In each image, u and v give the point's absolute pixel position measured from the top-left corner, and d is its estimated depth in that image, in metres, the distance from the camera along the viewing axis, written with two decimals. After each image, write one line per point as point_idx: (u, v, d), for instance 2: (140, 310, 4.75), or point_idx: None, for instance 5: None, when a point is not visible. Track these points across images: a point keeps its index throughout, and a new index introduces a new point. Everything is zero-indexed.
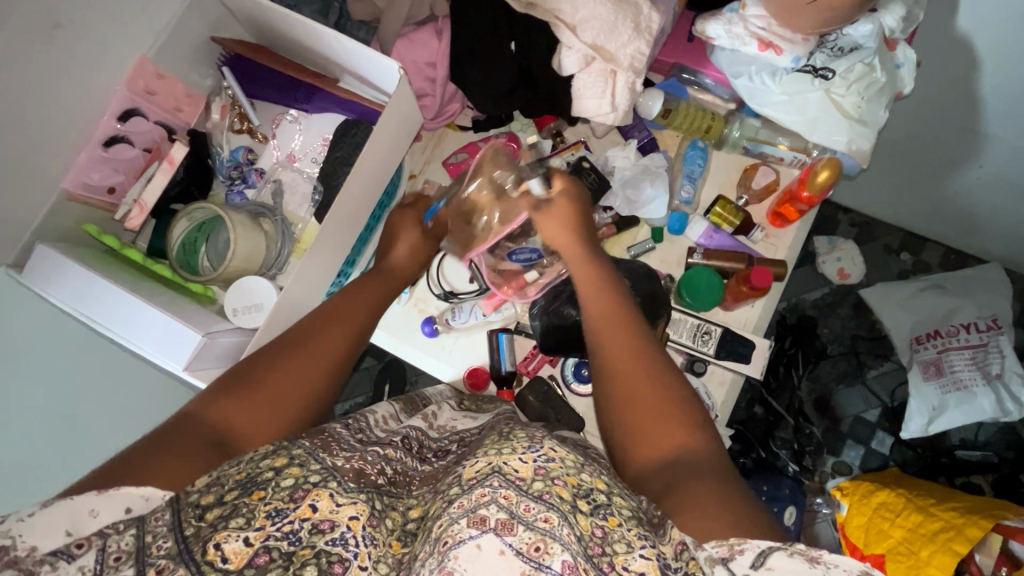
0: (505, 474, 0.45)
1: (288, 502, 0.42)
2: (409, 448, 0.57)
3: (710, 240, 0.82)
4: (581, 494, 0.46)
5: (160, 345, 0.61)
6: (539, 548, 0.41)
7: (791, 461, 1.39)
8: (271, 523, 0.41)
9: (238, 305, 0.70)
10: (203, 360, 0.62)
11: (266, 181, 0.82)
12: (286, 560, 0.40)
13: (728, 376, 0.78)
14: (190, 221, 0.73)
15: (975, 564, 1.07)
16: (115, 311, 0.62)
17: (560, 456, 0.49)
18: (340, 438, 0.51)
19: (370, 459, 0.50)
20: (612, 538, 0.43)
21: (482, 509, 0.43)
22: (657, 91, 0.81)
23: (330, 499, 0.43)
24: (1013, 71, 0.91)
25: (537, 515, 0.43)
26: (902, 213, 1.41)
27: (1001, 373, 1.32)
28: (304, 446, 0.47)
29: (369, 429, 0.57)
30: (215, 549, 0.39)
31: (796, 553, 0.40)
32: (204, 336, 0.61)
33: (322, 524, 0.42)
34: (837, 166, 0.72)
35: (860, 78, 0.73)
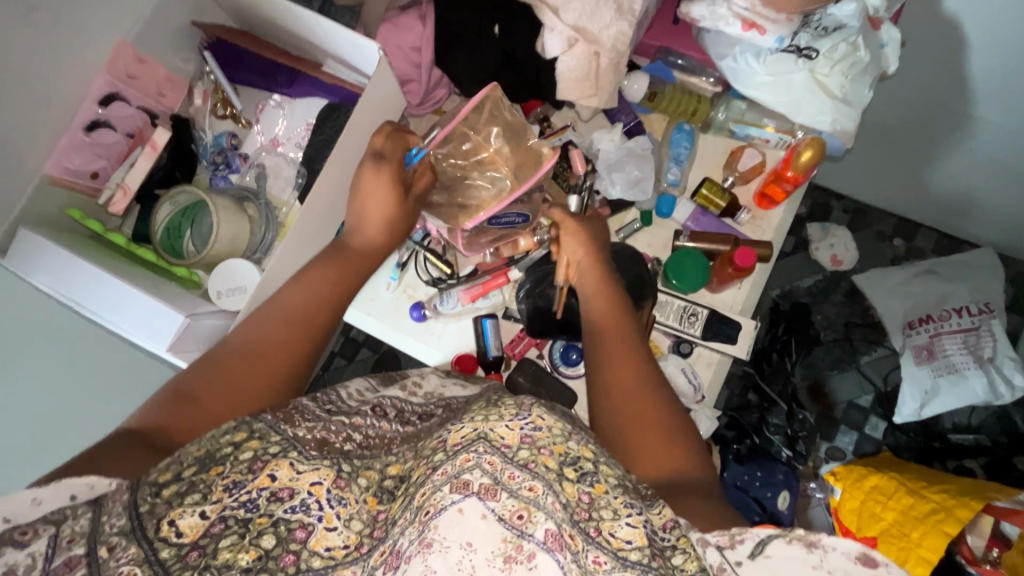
0: (490, 440, 0.46)
1: (246, 473, 0.45)
2: (379, 413, 0.61)
3: (697, 222, 0.82)
4: (568, 461, 0.46)
5: (144, 328, 0.62)
6: (522, 516, 0.43)
7: (784, 447, 1.40)
8: (228, 495, 0.44)
9: (222, 288, 0.71)
10: (187, 342, 0.63)
11: (250, 165, 0.83)
12: (243, 527, 0.44)
13: (715, 358, 0.78)
14: (174, 206, 0.74)
15: (967, 546, 1.10)
16: (99, 293, 0.62)
17: (547, 423, 0.48)
18: (306, 410, 0.53)
19: (334, 429, 0.53)
20: (598, 504, 0.44)
21: (466, 473, 0.44)
22: (642, 74, 0.83)
23: (290, 467, 0.47)
24: (1000, 49, 0.91)
25: (522, 484, 0.44)
26: (894, 198, 1.41)
27: (993, 356, 1.31)
28: (264, 420, 0.49)
29: (341, 400, 0.61)
30: (170, 525, 0.42)
31: (794, 540, 0.41)
32: (186, 317, 0.61)
33: (280, 492, 0.46)
34: (820, 146, 0.74)
35: (844, 57, 0.72)
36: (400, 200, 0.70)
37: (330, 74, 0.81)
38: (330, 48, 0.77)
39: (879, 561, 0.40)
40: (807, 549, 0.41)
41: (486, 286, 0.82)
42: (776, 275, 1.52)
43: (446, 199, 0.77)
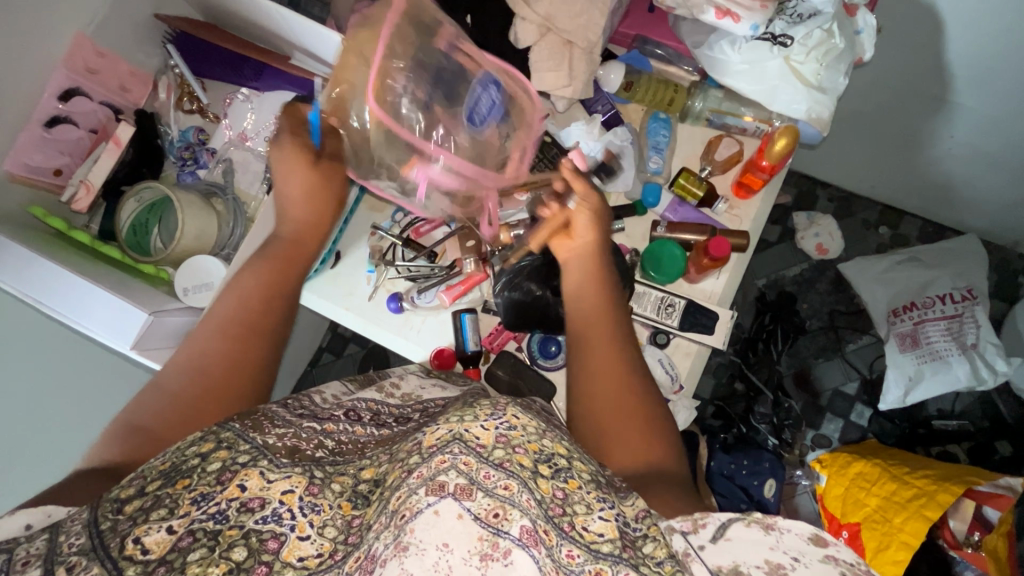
0: (466, 441, 0.46)
1: (214, 486, 0.46)
2: (353, 417, 0.63)
3: (675, 213, 0.83)
4: (543, 458, 0.48)
5: (103, 321, 0.61)
6: (497, 514, 0.42)
7: (770, 435, 1.41)
8: (196, 508, 0.45)
9: (188, 284, 0.70)
10: (151, 340, 0.62)
11: (217, 161, 0.82)
12: (213, 540, 0.44)
13: (693, 348, 0.78)
14: (138, 203, 0.74)
15: (949, 530, 1.17)
16: (64, 292, 0.61)
17: (521, 422, 0.50)
18: (275, 416, 0.56)
19: (304, 436, 0.55)
20: (572, 499, 0.46)
21: (441, 475, 0.44)
22: (618, 62, 0.81)
23: (260, 477, 0.48)
24: (977, 36, 0.91)
25: (497, 483, 0.44)
26: (877, 184, 1.42)
27: (976, 342, 1.32)
28: (232, 429, 0.51)
29: (315, 405, 0.64)
30: (135, 542, 0.42)
31: (752, 522, 0.45)
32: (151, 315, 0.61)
33: (251, 502, 0.46)
34: (792, 135, 0.73)
35: (819, 45, 0.72)
36: (311, 164, 0.72)
37: (299, 68, 0.81)
38: (294, 39, 0.76)
39: (830, 541, 0.44)
40: (765, 531, 0.45)
41: (466, 283, 0.82)
42: (761, 265, 1.53)
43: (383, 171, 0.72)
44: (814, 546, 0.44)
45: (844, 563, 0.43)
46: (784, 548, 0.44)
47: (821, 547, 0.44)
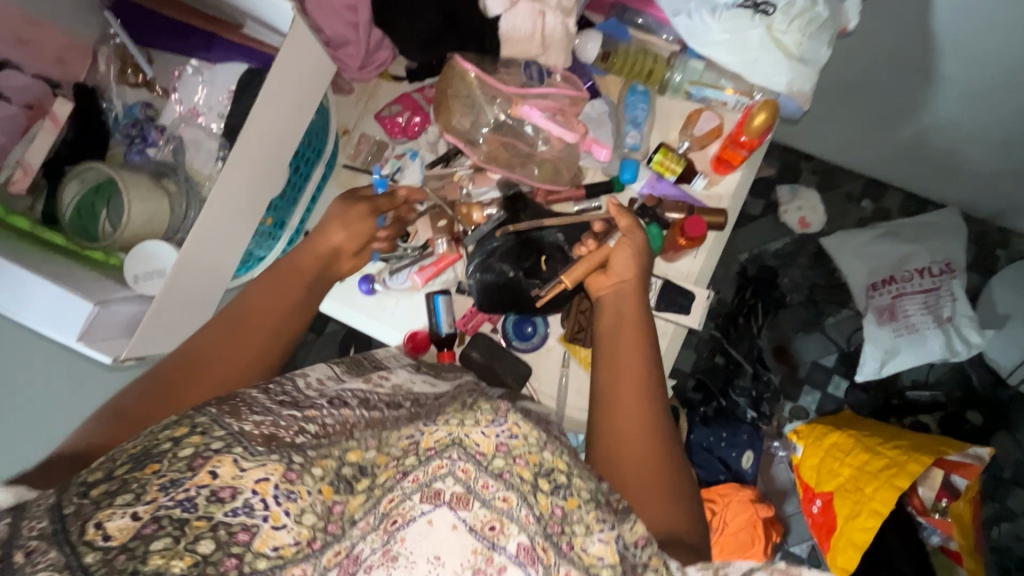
0: (466, 447, 0.51)
1: (185, 472, 0.43)
2: (340, 403, 0.57)
3: (652, 190, 0.80)
4: (543, 472, 0.52)
5: (46, 312, 0.58)
6: (494, 527, 0.47)
7: (749, 408, 1.45)
8: (163, 494, 0.41)
9: (138, 271, 0.66)
10: (98, 331, 0.60)
11: (167, 139, 0.76)
12: (179, 529, 0.40)
13: (669, 328, 0.78)
14: (82, 184, 0.69)
15: (918, 497, 1.22)
16: (1, 282, 0.58)
17: (523, 432, 0.54)
18: (254, 402, 0.51)
19: (284, 424, 0.50)
20: (571, 518, 0.51)
21: (438, 482, 0.49)
22: (596, 32, 0.78)
23: (234, 465, 0.44)
24: (965, 6, 0.88)
25: (495, 494, 0.49)
26: (862, 156, 1.40)
27: (951, 315, 1.34)
28: (208, 414, 0.47)
29: (297, 391, 0.57)
30: (96, 528, 0.39)
31: (774, 572, 0.50)
32: (95, 305, 0.58)
33: (221, 492, 0.42)
34: (773, 108, 0.71)
35: (802, 13, 0.68)
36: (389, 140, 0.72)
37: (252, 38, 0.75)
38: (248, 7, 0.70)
39: None
40: (785, 574, 0.50)
41: (439, 263, 0.80)
42: (744, 239, 1.53)
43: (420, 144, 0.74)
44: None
45: None
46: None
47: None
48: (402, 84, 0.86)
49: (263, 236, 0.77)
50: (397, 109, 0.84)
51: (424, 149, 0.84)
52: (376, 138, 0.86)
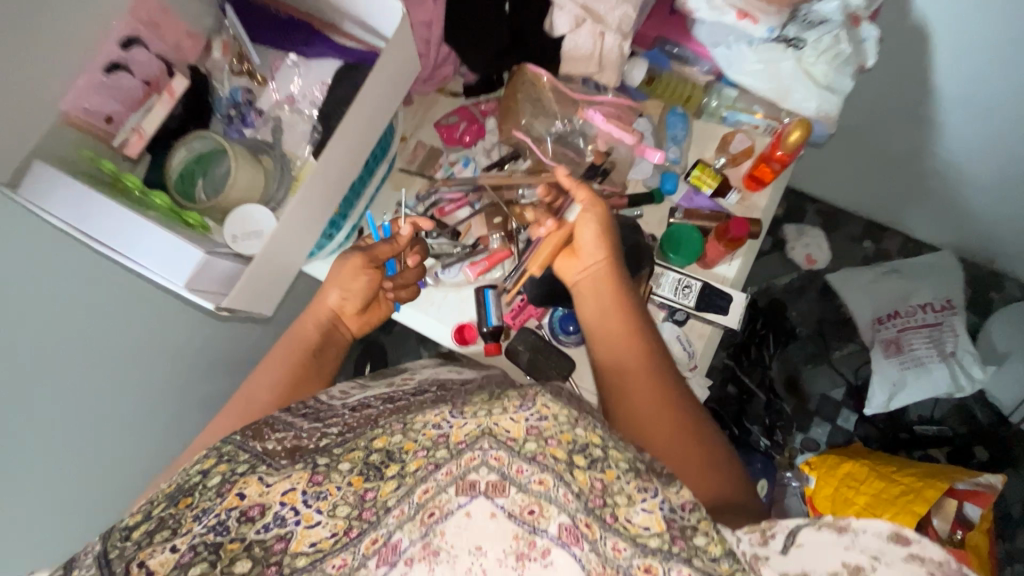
0: (496, 435, 0.51)
1: (216, 498, 0.49)
2: (358, 407, 0.64)
3: (689, 202, 0.86)
4: (577, 449, 0.51)
5: (151, 256, 0.52)
6: (533, 511, 0.47)
7: (762, 436, 1.46)
8: (197, 524, 0.47)
9: (238, 232, 0.59)
10: (205, 281, 0.53)
11: (266, 120, 0.67)
12: (213, 553, 0.45)
13: (707, 329, 0.82)
14: (188, 153, 0.61)
15: (933, 528, 1.22)
16: (101, 221, 0.52)
17: (551, 411, 0.53)
18: (276, 420, 0.58)
19: (305, 434, 0.57)
20: (612, 490, 0.49)
21: (472, 473, 0.49)
22: (641, 60, 0.87)
23: (259, 484, 0.50)
24: (962, 60, 0.99)
25: (531, 477, 0.49)
26: (863, 198, 1.50)
27: (955, 350, 1.40)
28: (233, 442, 0.54)
29: (321, 404, 0.65)
30: (140, 566, 0.44)
31: (824, 527, 0.47)
32: (204, 254, 0.53)
33: (250, 510, 0.48)
34: (808, 127, 0.78)
35: (829, 49, 0.77)
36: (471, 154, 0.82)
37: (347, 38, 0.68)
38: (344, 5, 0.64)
39: (911, 538, 0.45)
40: (839, 533, 0.47)
41: (490, 258, 0.85)
42: (753, 273, 1.60)
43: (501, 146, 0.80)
44: (897, 543, 0.45)
45: (929, 562, 0.45)
46: (861, 547, 0.46)
47: (904, 544, 0.45)
48: (458, 99, 0.93)
49: (326, 223, 0.77)
50: (455, 119, 0.91)
51: (478, 155, 0.89)
52: (432, 145, 0.92)
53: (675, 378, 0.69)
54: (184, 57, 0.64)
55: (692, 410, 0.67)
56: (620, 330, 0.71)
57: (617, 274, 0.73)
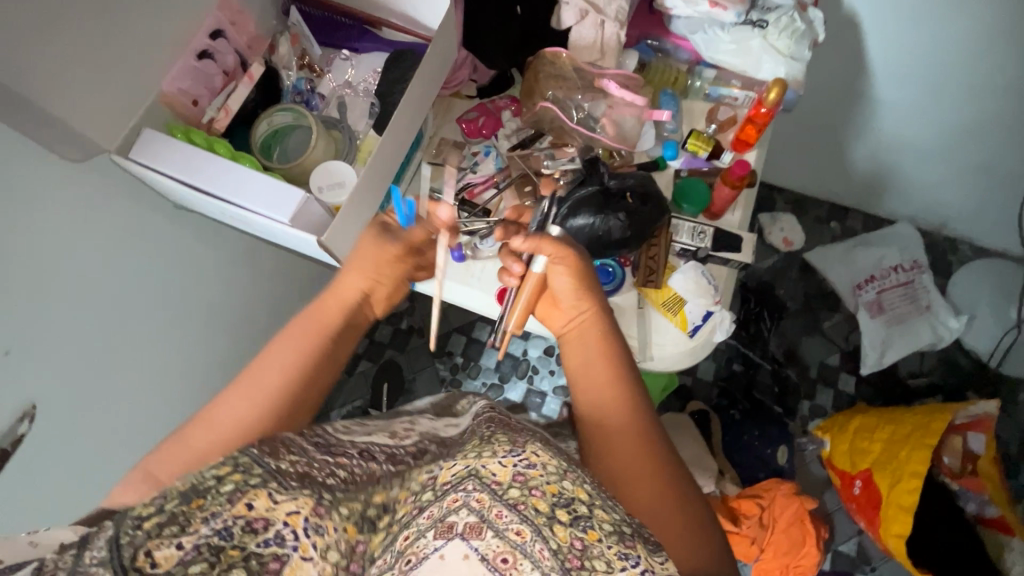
0: (481, 478, 0.51)
1: (225, 504, 0.45)
2: (367, 454, 0.56)
3: (691, 165, 0.97)
4: (562, 503, 0.50)
5: (258, 196, 0.59)
6: (506, 560, 0.47)
7: (775, 404, 1.55)
8: (205, 525, 0.44)
9: (322, 184, 0.65)
10: (303, 220, 0.60)
11: (329, 102, 0.76)
12: (214, 556, 0.43)
13: (724, 270, 0.92)
14: (269, 127, 0.69)
15: (946, 466, 1.32)
16: (214, 173, 0.59)
17: (541, 461, 0.52)
18: (291, 443, 0.53)
19: (317, 464, 0.52)
20: (591, 552, 0.48)
21: (451, 515, 0.49)
22: (632, 53, 1.00)
23: (267, 498, 0.46)
24: (889, 39, 1.17)
25: (508, 525, 0.48)
26: (825, 181, 1.68)
27: (930, 303, 1.56)
28: (250, 454, 0.49)
29: (330, 436, 0.58)
30: (146, 556, 0.42)
31: None
32: (304, 193, 0.59)
33: (255, 522, 0.46)
34: (783, 86, 0.91)
35: (787, 27, 0.93)
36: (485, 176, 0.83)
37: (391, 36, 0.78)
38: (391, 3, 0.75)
39: None
40: None
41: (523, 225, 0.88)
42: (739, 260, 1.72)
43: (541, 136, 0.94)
44: None
45: None
46: None
47: None
48: (474, 100, 1.02)
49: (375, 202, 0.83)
50: (475, 115, 1.00)
51: (499, 141, 0.98)
52: (455, 139, 1.00)
53: (656, 436, 0.65)
54: (256, 54, 0.73)
55: (673, 470, 0.63)
56: (603, 383, 0.67)
57: (599, 313, 0.72)
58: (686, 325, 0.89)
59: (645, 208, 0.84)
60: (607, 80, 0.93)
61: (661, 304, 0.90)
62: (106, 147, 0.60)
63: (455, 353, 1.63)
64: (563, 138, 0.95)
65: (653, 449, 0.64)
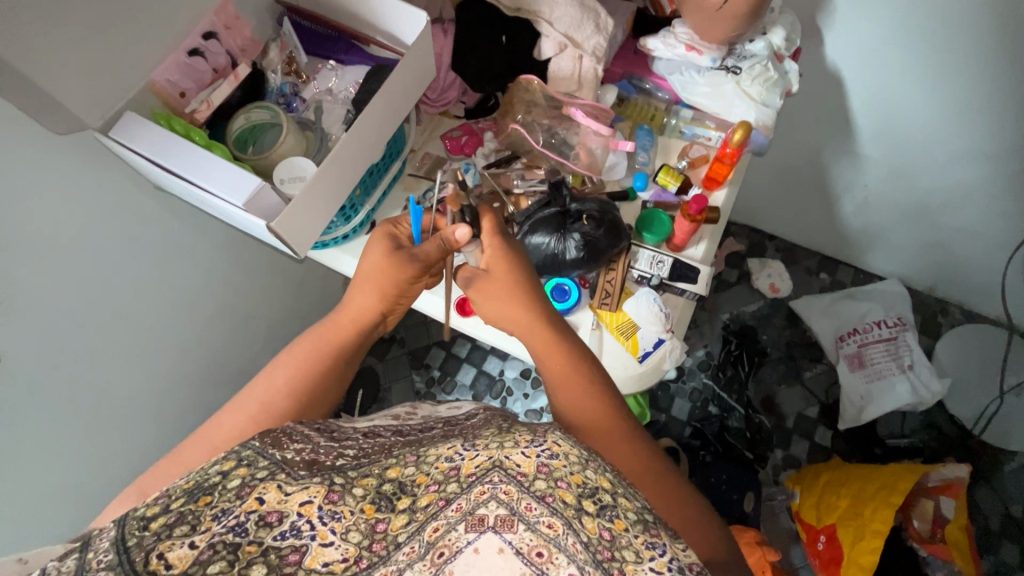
0: (506, 469, 0.47)
1: (235, 500, 0.44)
2: (372, 434, 0.62)
3: (659, 198, 1.00)
4: (586, 494, 0.47)
5: (219, 180, 0.64)
6: (541, 554, 0.42)
7: (747, 449, 1.52)
8: (216, 523, 0.41)
9: (285, 176, 0.71)
10: (257, 205, 0.65)
11: (308, 105, 0.84)
12: (232, 553, 0.40)
13: (680, 301, 0.94)
14: (246, 121, 0.76)
15: (914, 529, 1.26)
16: (182, 155, 0.65)
17: (563, 451, 0.50)
18: (292, 432, 0.56)
19: (322, 450, 0.54)
20: (620, 542, 0.45)
21: (481, 509, 0.45)
22: (613, 87, 1.05)
23: (278, 490, 0.45)
24: (871, 103, 1.18)
25: (540, 518, 0.44)
26: (814, 233, 1.69)
27: (911, 363, 1.53)
28: (252, 447, 0.50)
29: (339, 429, 0.62)
30: (158, 559, 0.38)
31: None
32: (261, 181, 0.65)
33: (270, 515, 0.43)
34: (748, 128, 0.94)
35: (761, 75, 0.98)
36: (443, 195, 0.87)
37: (374, 53, 0.84)
38: (375, 21, 0.81)
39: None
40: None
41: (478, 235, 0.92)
42: (724, 302, 1.73)
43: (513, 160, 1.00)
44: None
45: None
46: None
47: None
48: (460, 120, 1.07)
49: (345, 205, 0.89)
50: (458, 133, 1.05)
51: (477, 158, 1.02)
52: (438, 155, 1.05)
53: (631, 426, 0.69)
54: (246, 57, 0.81)
55: (656, 452, 0.68)
56: (578, 387, 0.70)
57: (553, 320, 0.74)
58: (637, 350, 0.90)
59: (598, 232, 0.88)
60: (574, 107, 0.98)
61: (615, 328, 0.91)
62: (89, 124, 0.66)
63: (432, 367, 1.65)
64: (535, 162, 1.01)
65: (638, 441, 0.67)
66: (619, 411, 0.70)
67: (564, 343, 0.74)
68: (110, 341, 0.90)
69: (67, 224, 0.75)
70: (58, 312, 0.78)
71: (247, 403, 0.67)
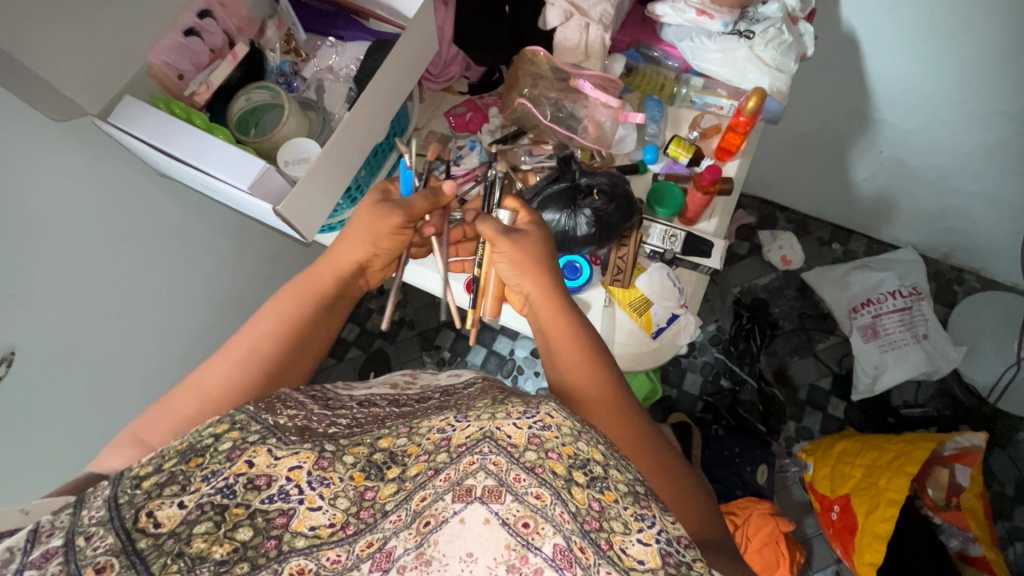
0: (496, 440, 0.45)
1: (224, 462, 0.43)
2: (368, 404, 0.60)
3: (670, 170, 0.97)
4: (577, 465, 0.46)
5: (222, 163, 0.63)
6: (527, 525, 0.41)
7: (759, 423, 1.52)
8: (206, 484, 0.41)
9: (289, 158, 0.70)
10: (260, 190, 0.64)
11: (309, 84, 0.83)
12: (220, 515, 0.39)
13: (693, 275, 0.93)
14: (247, 103, 0.74)
15: (929, 497, 1.28)
16: (183, 139, 0.64)
17: (556, 422, 0.48)
18: (287, 397, 0.54)
19: (315, 417, 0.52)
20: (608, 514, 0.44)
21: (469, 479, 0.43)
22: (620, 56, 1.02)
23: (268, 454, 0.44)
24: (887, 66, 1.14)
25: (528, 489, 0.42)
26: (827, 203, 1.66)
27: (926, 332, 1.51)
28: (246, 411, 0.48)
29: (333, 397, 0.61)
30: (148, 517, 0.38)
31: None
32: (266, 164, 0.64)
33: (258, 479, 0.42)
34: (762, 95, 0.91)
35: (775, 38, 0.94)
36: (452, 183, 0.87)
37: (379, 28, 0.82)
38: None
39: None
40: None
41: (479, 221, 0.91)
42: (735, 276, 1.71)
43: (521, 137, 0.98)
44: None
45: None
46: None
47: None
48: (463, 96, 1.04)
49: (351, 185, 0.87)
50: (462, 110, 1.01)
51: (482, 136, 1.00)
52: (442, 133, 1.03)
53: (627, 400, 0.65)
54: (243, 36, 0.79)
55: (652, 428, 0.65)
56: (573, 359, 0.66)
57: (553, 288, 0.70)
58: (650, 327, 0.90)
59: (609, 206, 0.86)
60: (582, 80, 0.95)
61: (627, 304, 0.90)
62: (90, 111, 0.65)
63: (442, 348, 1.65)
64: (543, 137, 0.99)
65: (635, 417, 0.64)
66: (616, 384, 0.66)
67: (562, 314, 0.69)
68: (116, 332, 0.90)
69: (65, 213, 0.74)
70: (62, 303, 0.78)
71: (213, 374, 0.61)
